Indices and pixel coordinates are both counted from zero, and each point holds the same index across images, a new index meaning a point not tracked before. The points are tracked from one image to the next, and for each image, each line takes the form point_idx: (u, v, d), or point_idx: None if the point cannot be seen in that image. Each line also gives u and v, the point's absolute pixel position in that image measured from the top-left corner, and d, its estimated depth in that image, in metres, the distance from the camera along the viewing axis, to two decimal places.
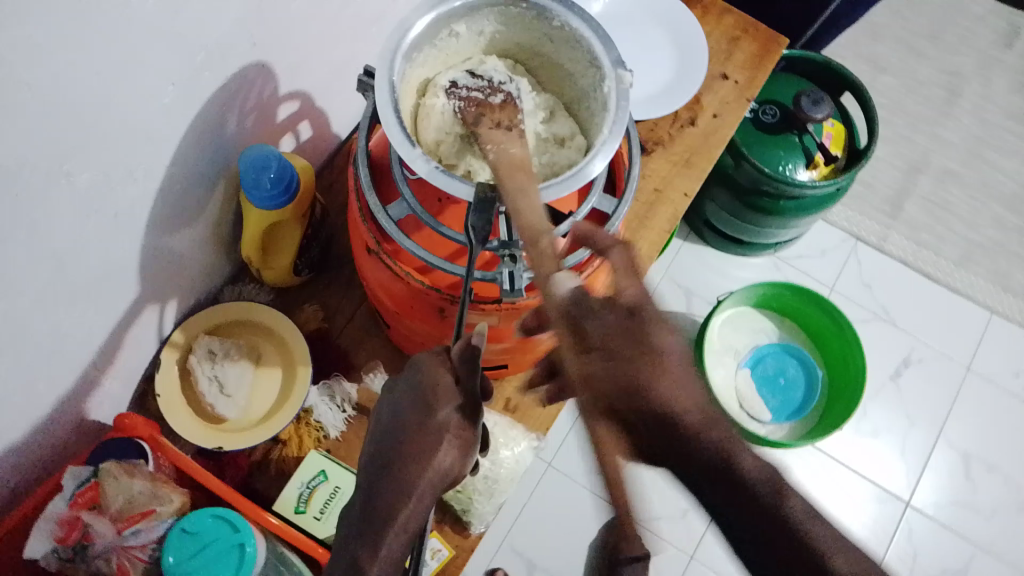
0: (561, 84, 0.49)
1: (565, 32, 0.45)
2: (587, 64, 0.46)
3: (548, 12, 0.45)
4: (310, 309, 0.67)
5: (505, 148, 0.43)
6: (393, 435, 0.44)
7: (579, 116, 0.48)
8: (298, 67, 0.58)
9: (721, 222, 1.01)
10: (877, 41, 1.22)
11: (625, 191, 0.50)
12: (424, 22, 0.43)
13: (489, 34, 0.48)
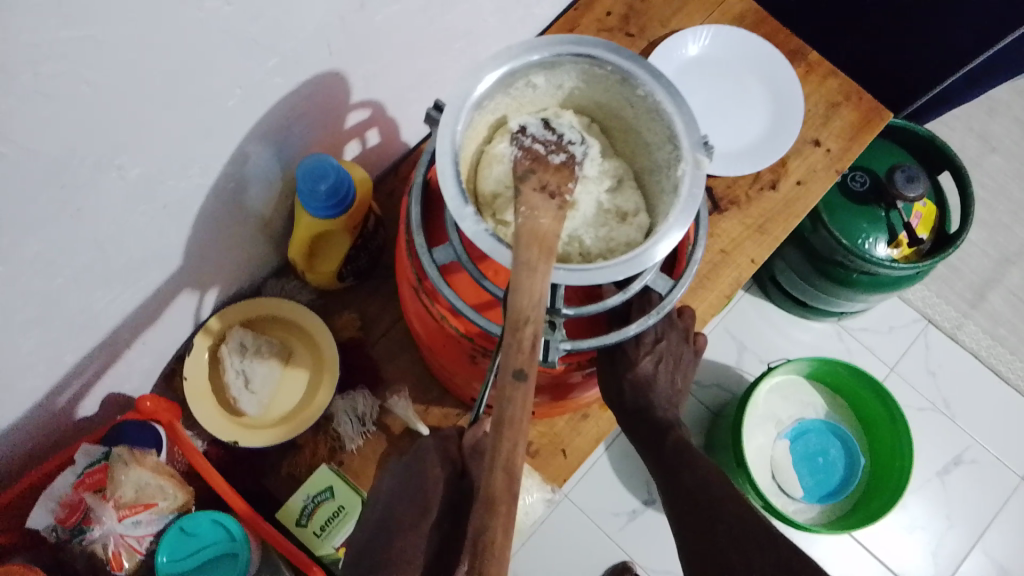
0: (635, 151, 0.46)
1: (647, 103, 0.43)
2: (665, 139, 0.43)
3: (634, 79, 0.42)
4: (348, 315, 0.65)
5: (534, 216, 0.38)
6: (385, 529, 0.45)
7: (648, 189, 0.46)
8: (375, 78, 0.56)
9: (788, 282, 0.97)
10: (994, 119, 1.12)
11: (683, 274, 0.47)
12: (500, 72, 0.41)
13: (567, 88, 0.45)
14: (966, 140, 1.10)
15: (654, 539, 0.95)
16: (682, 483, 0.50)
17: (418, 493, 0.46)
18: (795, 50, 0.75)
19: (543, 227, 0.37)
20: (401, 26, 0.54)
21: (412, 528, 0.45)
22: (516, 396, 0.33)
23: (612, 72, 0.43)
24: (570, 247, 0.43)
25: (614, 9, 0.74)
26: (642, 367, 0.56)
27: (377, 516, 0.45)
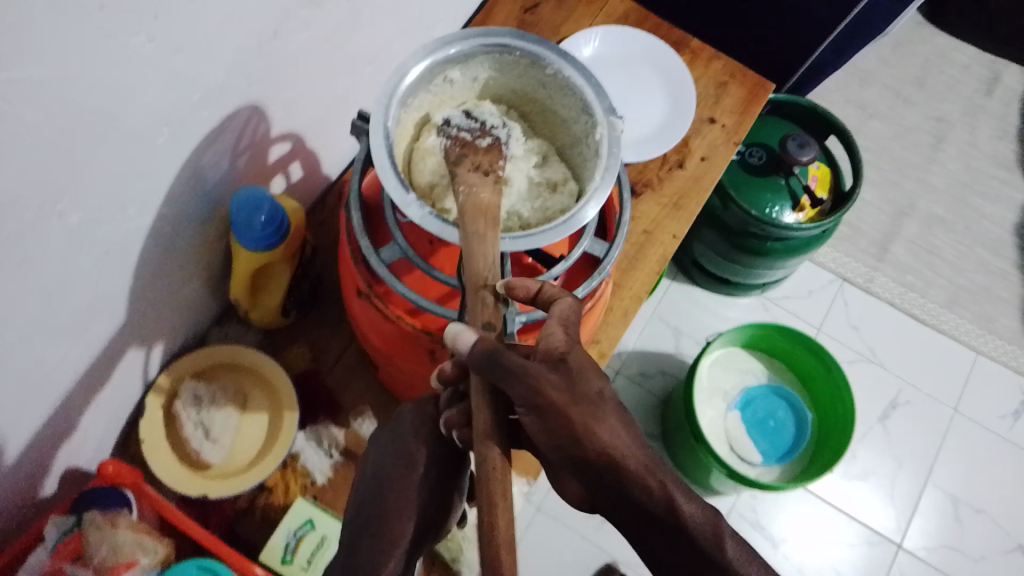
0: (553, 129, 0.50)
1: (558, 80, 0.46)
2: (579, 111, 0.46)
3: (542, 60, 0.46)
4: (297, 348, 0.66)
5: (473, 193, 0.40)
6: (377, 490, 0.45)
7: (572, 161, 0.49)
8: (291, 108, 0.58)
9: (710, 263, 1.02)
10: (865, 87, 1.21)
11: (616, 235, 0.50)
12: (420, 68, 0.44)
13: (482, 80, 0.48)
14: (846, 109, 1.18)
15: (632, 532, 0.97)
16: None
17: (401, 447, 0.46)
18: (677, 41, 0.81)
19: (485, 200, 0.40)
20: (308, 54, 0.56)
21: (401, 482, 0.45)
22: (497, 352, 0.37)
23: (523, 57, 0.46)
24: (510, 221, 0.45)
25: (508, 24, 0.79)
26: None
27: (367, 475, 0.46)
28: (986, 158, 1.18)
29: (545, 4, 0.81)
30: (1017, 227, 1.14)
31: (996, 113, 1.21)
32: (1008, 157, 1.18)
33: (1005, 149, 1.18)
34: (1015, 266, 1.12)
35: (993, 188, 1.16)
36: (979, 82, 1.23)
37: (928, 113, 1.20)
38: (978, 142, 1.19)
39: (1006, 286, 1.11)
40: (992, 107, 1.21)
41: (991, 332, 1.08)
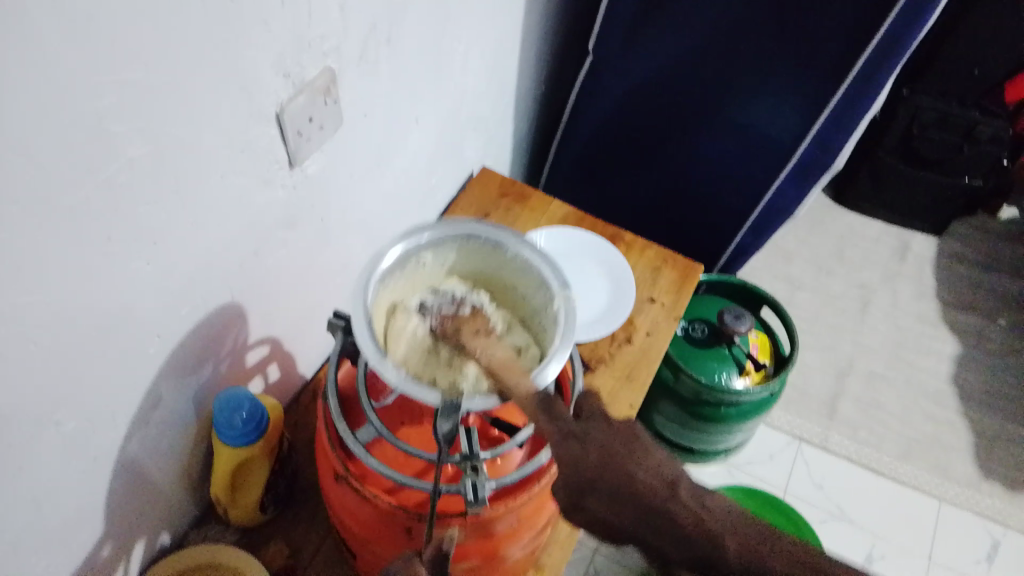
0: (517, 304, 0.58)
1: (517, 260, 0.55)
2: (539, 286, 0.54)
3: (503, 244, 0.55)
4: (275, 546, 0.67)
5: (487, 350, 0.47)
6: None
7: (534, 330, 0.56)
8: (267, 315, 0.64)
9: (671, 433, 1.06)
10: (790, 263, 1.33)
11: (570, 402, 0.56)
12: (399, 251, 0.52)
13: (451, 263, 0.57)
14: (775, 284, 1.29)
15: None
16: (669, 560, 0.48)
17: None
18: (614, 235, 0.91)
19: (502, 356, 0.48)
20: (283, 267, 0.63)
21: None
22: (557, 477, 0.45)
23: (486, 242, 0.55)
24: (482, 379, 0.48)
25: None
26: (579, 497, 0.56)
27: None
28: (911, 317, 1.27)
29: (494, 212, 0.91)
30: (952, 377, 1.21)
31: (912, 276, 1.33)
32: (930, 314, 1.28)
33: (927, 307, 1.29)
34: (958, 413, 1.18)
35: (922, 343, 1.25)
36: (892, 251, 1.36)
37: (851, 281, 1.31)
38: (901, 302, 1.29)
39: (953, 434, 1.16)
40: (907, 272, 1.33)
41: (950, 480, 1.11)
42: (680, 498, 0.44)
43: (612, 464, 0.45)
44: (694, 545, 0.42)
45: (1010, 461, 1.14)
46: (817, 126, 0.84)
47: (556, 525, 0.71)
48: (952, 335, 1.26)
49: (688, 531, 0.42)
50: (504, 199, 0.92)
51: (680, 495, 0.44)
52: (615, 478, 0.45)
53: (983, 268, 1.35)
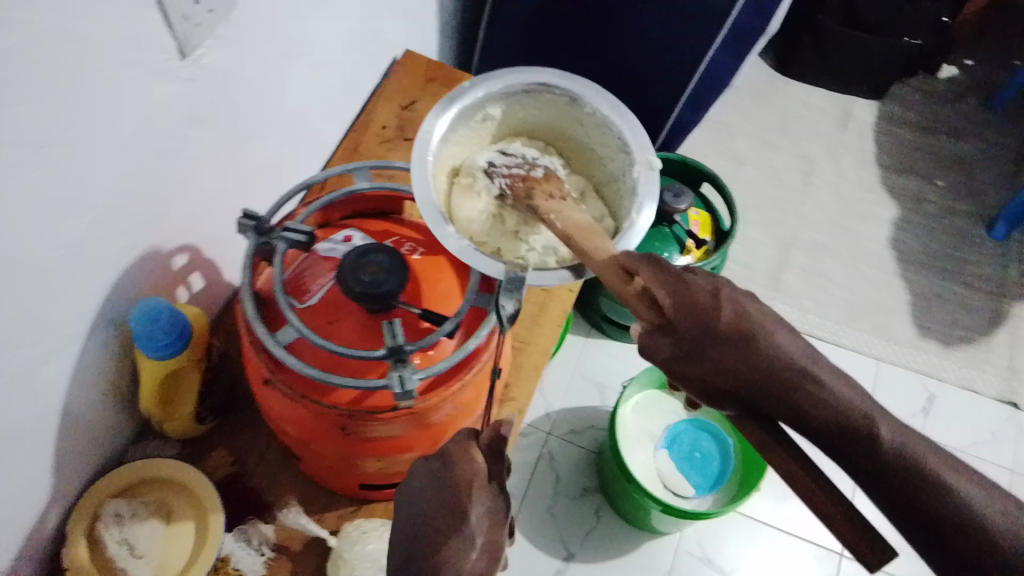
0: (591, 167, 0.71)
1: (595, 118, 0.66)
2: (617, 149, 0.66)
3: (582, 102, 0.66)
4: (218, 454, 0.66)
5: (566, 215, 0.56)
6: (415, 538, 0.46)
7: (606, 195, 0.70)
8: (184, 222, 0.61)
9: (618, 315, 1.06)
10: (733, 139, 1.31)
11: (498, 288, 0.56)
12: (479, 96, 0.64)
13: (526, 118, 0.71)
14: (719, 161, 1.28)
15: None
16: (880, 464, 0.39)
17: (440, 497, 0.47)
18: None
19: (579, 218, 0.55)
20: (193, 170, 0.59)
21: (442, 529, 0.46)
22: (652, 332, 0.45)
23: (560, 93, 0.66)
24: (546, 255, 0.62)
25: (389, 123, 0.84)
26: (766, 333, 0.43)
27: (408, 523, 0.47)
28: (852, 185, 1.28)
29: (423, 100, 0.86)
30: (892, 241, 1.23)
31: (853, 144, 1.32)
32: (871, 181, 1.29)
33: (867, 174, 1.29)
34: (897, 276, 1.20)
35: (862, 210, 1.26)
36: (833, 119, 1.35)
37: (793, 152, 1.30)
38: (842, 171, 1.29)
39: (893, 296, 1.18)
40: (848, 140, 1.33)
41: (889, 340, 1.14)
42: (811, 380, 0.41)
43: (736, 335, 0.42)
44: (843, 417, 0.40)
45: (947, 318, 1.17)
46: None
47: (500, 408, 0.72)
48: (892, 200, 1.27)
49: (843, 408, 0.40)
50: (432, 84, 0.87)
51: (809, 369, 0.41)
52: (731, 349, 0.42)
53: (922, 131, 1.35)
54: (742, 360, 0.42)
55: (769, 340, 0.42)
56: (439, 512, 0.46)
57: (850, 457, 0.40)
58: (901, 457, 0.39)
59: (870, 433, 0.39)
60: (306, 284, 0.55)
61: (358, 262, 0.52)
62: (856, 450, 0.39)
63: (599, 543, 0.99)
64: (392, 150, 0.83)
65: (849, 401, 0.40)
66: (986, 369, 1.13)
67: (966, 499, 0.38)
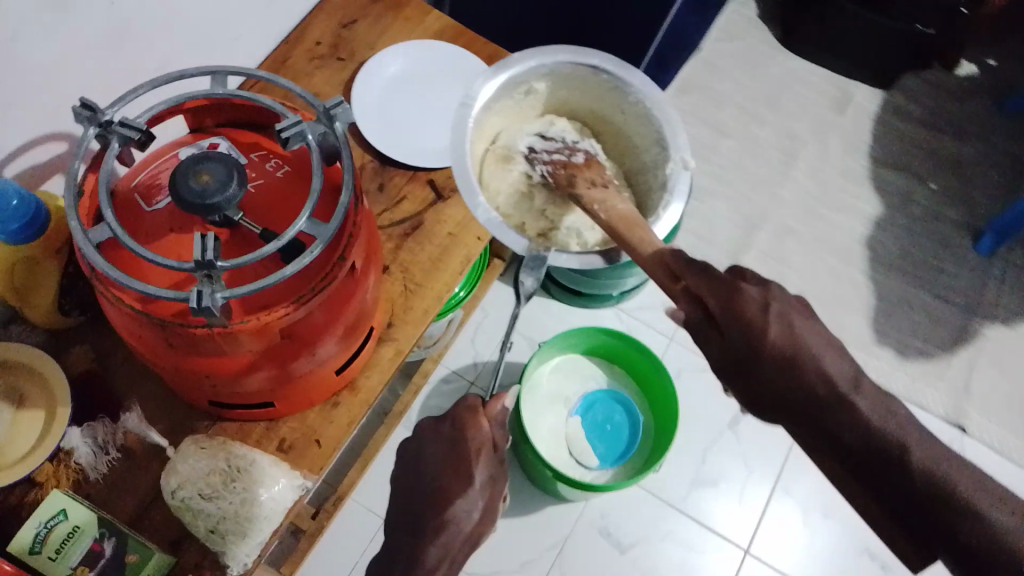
0: (624, 155, 0.84)
1: (638, 109, 0.77)
2: (654, 142, 0.77)
3: (628, 93, 0.76)
4: (79, 349, 0.66)
5: (607, 203, 0.64)
6: (429, 479, 0.66)
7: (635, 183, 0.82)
8: (48, 105, 0.59)
9: (561, 275, 1.03)
10: (720, 108, 1.25)
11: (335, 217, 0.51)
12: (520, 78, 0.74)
13: (569, 100, 0.82)
14: (699, 130, 1.22)
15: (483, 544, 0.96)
16: (907, 485, 0.41)
17: (454, 456, 0.67)
18: (491, 55, 0.85)
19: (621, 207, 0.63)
20: (57, 50, 0.57)
21: (452, 480, 0.65)
22: (703, 324, 0.47)
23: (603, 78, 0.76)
24: (570, 237, 0.77)
25: (323, 40, 0.82)
26: (817, 354, 0.43)
27: (427, 461, 0.67)
28: (837, 174, 1.22)
29: (363, 21, 0.83)
30: (867, 239, 1.17)
31: (847, 131, 1.25)
32: (857, 172, 1.22)
33: (854, 164, 1.23)
34: (864, 274, 1.15)
35: (841, 201, 1.20)
36: (830, 101, 1.28)
37: (780, 131, 1.24)
38: (829, 158, 1.23)
39: (855, 294, 1.13)
40: (843, 125, 1.26)
41: (841, 339, 1.10)
42: (867, 412, 0.41)
43: (793, 371, 0.42)
44: (877, 446, 0.41)
45: (908, 326, 1.12)
46: None
47: (378, 346, 0.70)
48: (876, 195, 1.21)
49: (873, 430, 0.41)
50: (376, 5, 0.84)
51: (853, 395, 0.42)
52: (791, 387, 0.42)
53: (924, 126, 1.28)
54: (795, 398, 0.43)
55: (813, 360, 0.43)
56: (451, 465, 0.66)
57: (882, 469, 0.41)
58: (928, 479, 0.40)
59: (903, 455, 0.41)
60: (160, 182, 0.56)
61: (191, 169, 0.50)
62: (894, 483, 0.41)
63: (502, 499, 0.99)
64: (320, 68, 0.81)
65: (891, 437, 0.41)
66: (936, 384, 1.08)
67: (1004, 529, 0.39)
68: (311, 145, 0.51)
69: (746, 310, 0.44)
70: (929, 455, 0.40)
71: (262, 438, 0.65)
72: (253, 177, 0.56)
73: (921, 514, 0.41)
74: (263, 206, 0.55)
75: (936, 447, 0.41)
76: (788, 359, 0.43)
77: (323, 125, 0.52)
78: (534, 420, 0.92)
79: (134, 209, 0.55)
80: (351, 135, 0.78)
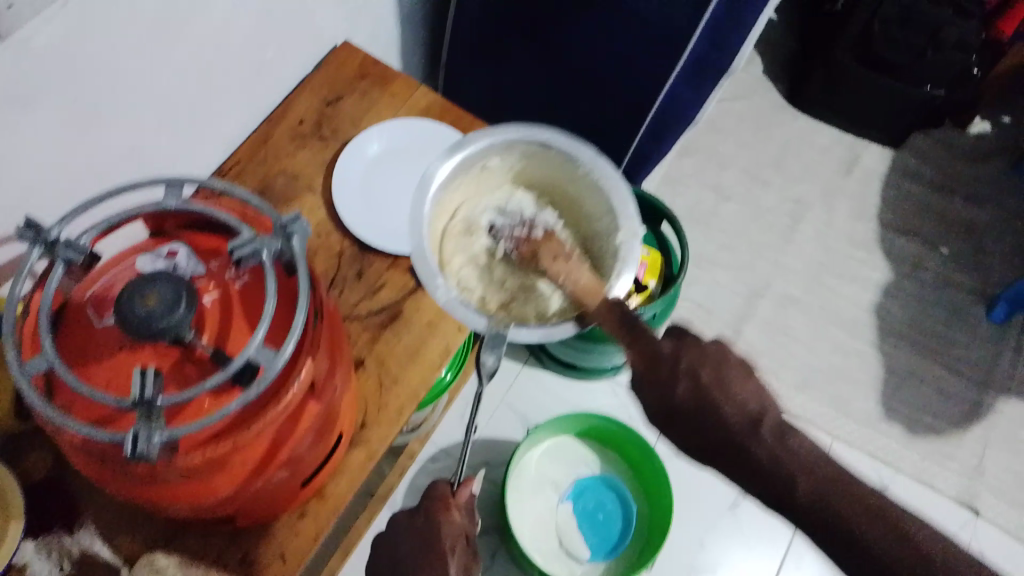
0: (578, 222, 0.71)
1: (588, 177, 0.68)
2: (605, 210, 0.67)
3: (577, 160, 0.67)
4: (38, 453, 0.63)
5: (574, 277, 0.58)
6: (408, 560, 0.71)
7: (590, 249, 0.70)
8: (10, 207, 0.57)
9: (554, 349, 1.00)
10: (723, 170, 1.23)
11: (287, 343, 0.48)
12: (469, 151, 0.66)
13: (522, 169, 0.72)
14: (702, 193, 1.20)
15: None
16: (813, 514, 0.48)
17: (430, 539, 0.72)
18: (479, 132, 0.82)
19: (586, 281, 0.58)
20: (19, 151, 0.55)
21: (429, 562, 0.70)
22: (641, 372, 0.51)
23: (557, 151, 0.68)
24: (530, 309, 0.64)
25: (306, 117, 0.79)
26: (726, 409, 0.49)
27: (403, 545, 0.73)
28: (844, 239, 1.19)
29: (349, 97, 0.81)
30: (875, 307, 1.14)
31: (854, 193, 1.22)
32: (865, 237, 1.19)
33: (862, 230, 1.19)
34: (871, 346, 1.11)
35: (848, 268, 1.16)
36: (838, 163, 1.25)
37: (785, 194, 1.21)
38: (835, 222, 1.20)
39: (862, 367, 1.09)
40: (850, 188, 1.23)
41: (847, 417, 1.06)
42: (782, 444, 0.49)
43: (713, 402, 0.49)
44: (779, 479, 0.48)
45: (917, 401, 1.08)
46: (709, 12, 0.71)
47: (348, 448, 0.66)
48: (885, 261, 1.17)
49: (783, 464, 0.48)
50: (363, 81, 0.82)
51: (768, 428, 0.49)
52: (714, 422, 0.49)
53: (934, 189, 1.24)
54: (717, 431, 0.49)
55: (721, 408, 0.49)
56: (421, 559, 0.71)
57: (789, 502, 0.48)
58: (823, 496, 0.47)
59: (793, 486, 0.48)
60: (113, 292, 0.53)
61: (138, 291, 0.46)
62: (802, 515, 0.48)
63: None
64: (302, 147, 0.78)
65: (807, 458, 0.48)
66: (949, 465, 1.03)
67: (902, 532, 0.46)
68: (266, 263, 0.48)
69: (708, 385, 0.50)
70: (817, 486, 0.47)
71: (224, 554, 0.61)
72: (211, 289, 0.53)
73: (833, 532, 0.47)
74: (221, 321, 0.52)
75: (826, 476, 0.48)
76: (724, 385, 0.50)
77: (280, 242, 0.49)
78: (520, 507, 0.90)
79: (85, 323, 0.51)
80: (328, 217, 0.75)
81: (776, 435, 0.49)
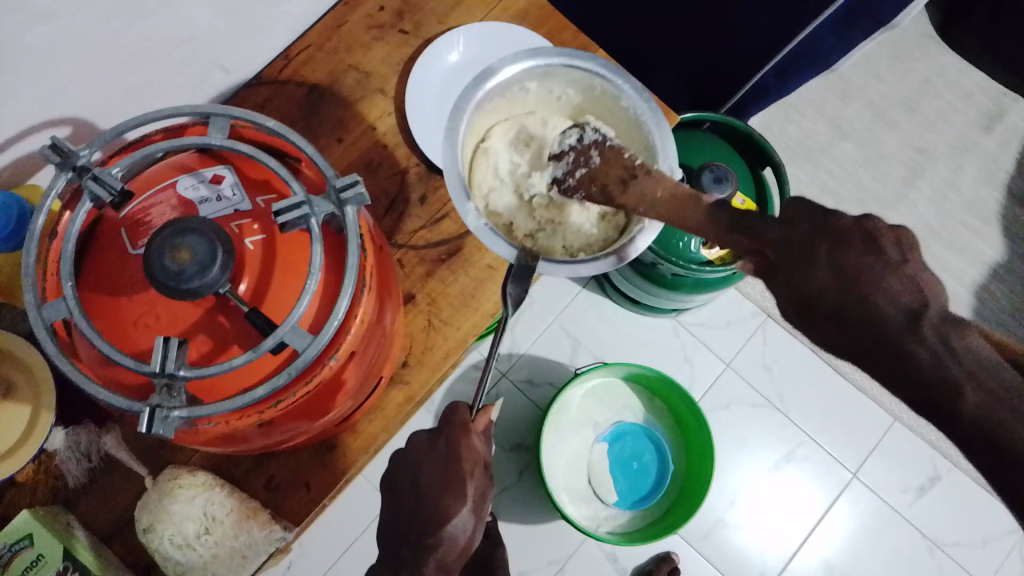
0: None
1: (629, 113, 0.55)
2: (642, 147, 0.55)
3: (620, 94, 0.55)
4: None
5: (650, 201, 0.47)
6: (416, 503, 0.53)
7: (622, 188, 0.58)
8: (61, 94, 0.53)
9: (621, 284, 0.97)
10: (845, 104, 1.13)
11: (324, 329, 0.44)
12: (512, 69, 0.55)
13: (563, 95, 0.58)
14: (817, 126, 1.12)
15: (519, 530, 0.96)
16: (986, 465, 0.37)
17: (448, 470, 0.54)
18: (580, 48, 0.72)
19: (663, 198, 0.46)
20: (66, 42, 0.49)
21: (442, 494, 0.53)
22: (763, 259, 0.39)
23: (602, 84, 0.55)
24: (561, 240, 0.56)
25: (388, 4, 0.70)
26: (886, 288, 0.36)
27: (407, 481, 0.55)
28: (964, 204, 1.11)
29: None
30: (977, 286, 1.07)
31: (988, 153, 1.13)
32: (986, 206, 1.11)
33: (986, 195, 1.11)
34: None
35: (961, 238, 1.09)
36: (978, 116, 1.15)
37: (910, 141, 1.12)
38: (958, 184, 1.11)
39: None
40: (984, 146, 1.13)
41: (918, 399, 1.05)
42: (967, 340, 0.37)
43: (855, 289, 0.36)
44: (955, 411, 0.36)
45: None
46: None
47: (386, 388, 0.63)
48: (1001, 237, 1.09)
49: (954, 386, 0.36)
50: None
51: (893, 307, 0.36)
52: (865, 322, 0.36)
53: None
54: (860, 321, 0.36)
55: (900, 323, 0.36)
56: (442, 479, 0.53)
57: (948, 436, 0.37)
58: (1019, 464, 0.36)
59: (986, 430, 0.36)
60: (150, 218, 0.45)
61: (168, 241, 0.40)
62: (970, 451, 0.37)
63: (519, 502, 0.96)
64: (380, 39, 0.69)
65: (978, 357, 0.36)
66: None
67: None
68: (313, 230, 0.45)
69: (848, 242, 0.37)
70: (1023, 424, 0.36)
71: (248, 479, 0.60)
72: (255, 230, 0.45)
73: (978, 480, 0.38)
74: (263, 271, 0.45)
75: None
76: (862, 247, 0.37)
77: (330, 208, 0.46)
78: (558, 442, 0.92)
79: (117, 250, 0.44)
80: (398, 127, 0.68)
81: (934, 324, 0.36)
